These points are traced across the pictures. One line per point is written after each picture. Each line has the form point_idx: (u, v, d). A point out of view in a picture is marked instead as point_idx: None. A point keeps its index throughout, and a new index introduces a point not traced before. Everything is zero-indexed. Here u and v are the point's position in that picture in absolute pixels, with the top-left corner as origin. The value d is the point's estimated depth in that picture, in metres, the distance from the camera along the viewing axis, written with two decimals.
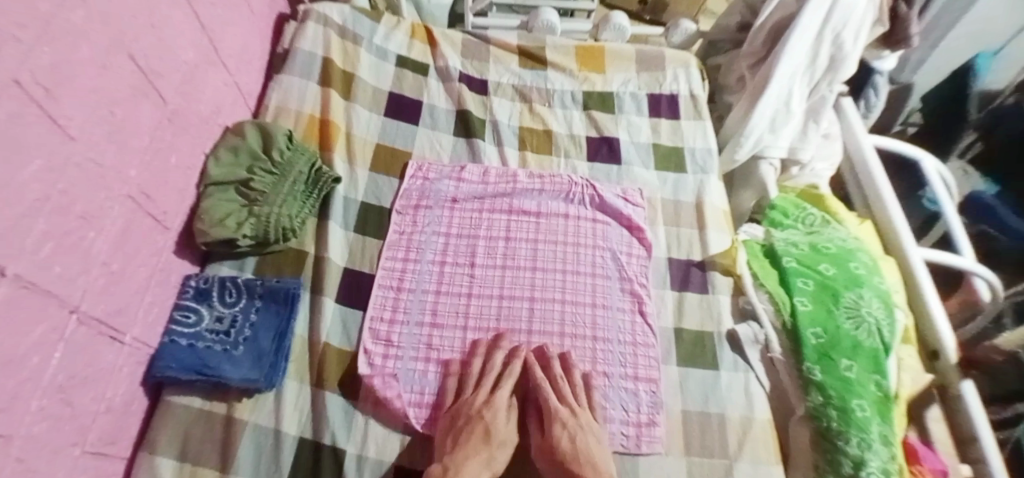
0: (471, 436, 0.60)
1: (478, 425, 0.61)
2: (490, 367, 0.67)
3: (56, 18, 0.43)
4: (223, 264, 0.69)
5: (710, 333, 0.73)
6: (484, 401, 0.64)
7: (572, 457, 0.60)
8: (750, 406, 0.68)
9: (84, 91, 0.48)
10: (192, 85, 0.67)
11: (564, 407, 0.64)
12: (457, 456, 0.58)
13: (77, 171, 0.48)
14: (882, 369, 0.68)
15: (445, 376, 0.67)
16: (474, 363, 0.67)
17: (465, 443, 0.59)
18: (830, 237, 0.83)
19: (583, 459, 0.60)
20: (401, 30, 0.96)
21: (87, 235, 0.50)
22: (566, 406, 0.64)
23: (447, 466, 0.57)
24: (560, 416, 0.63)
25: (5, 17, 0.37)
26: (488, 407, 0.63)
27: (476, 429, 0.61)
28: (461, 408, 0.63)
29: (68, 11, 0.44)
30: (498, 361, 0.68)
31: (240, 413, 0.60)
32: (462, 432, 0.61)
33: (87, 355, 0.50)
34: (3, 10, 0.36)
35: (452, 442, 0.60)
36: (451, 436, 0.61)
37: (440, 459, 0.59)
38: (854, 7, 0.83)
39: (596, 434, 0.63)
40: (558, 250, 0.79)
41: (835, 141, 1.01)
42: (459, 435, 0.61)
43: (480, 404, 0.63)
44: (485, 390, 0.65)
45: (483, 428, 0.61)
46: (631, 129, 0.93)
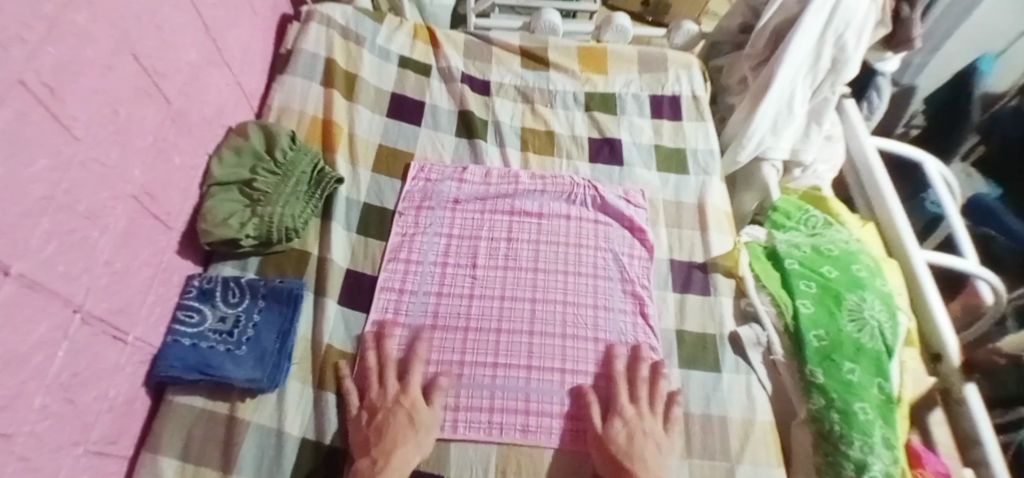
0: (393, 426, 0.59)
1: (399, 415, 0.61)
2: (383, 360, 0.66)
3: (62, 19, 0.43)
4: (226, 264, 0.69)
5: (712, 335, 0.73)
6: (397, 391, 0.63)
7: (627, 457, 0.59)
8: (751, 407, 0.68)
9: (89, 92, 0.48)
10: (196, 85, 0.67)
11: (632, 408, 0.64)
12: (385, 446, 0.57)
13: (81, 170, 0.48)
14: (884, 372, 0.69)
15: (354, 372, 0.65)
16: (370, 356, 0.66)
17: (388, 432, 0.59)
18: (832, 239, 0.83)
19: (636, 458, 0.59)
20: (404, 31, 0.96)
21: (91, 235, 0.50)
22: (634, 407, 0.64)
23: (375, 458, 0.57)
24: (622, 413, 0.63)
25: (11, 18, 0.37)
26: (404, 395, 0.63)
27: (394, 418, 0.60)
28: (373, 403, 0.62)
29: (74, 12, 0.44)
30: (395, 352, 0.67)
31: (242, 414, 0.60)
32: (384, 422, 0.60)
33: (89, 354, 0.50)
34: (10, 10, 0.36)
35: (376, 435, 0.59)
36: (370, 428, 0.60)
37: (368, 452, 0.57)
38: (855, 9, 0.83)
39: (655, 437, 0.62)
40: (560, 251, 0.79)
41: (837, 142, 1.02)
42: (382, 426, 0.60)
43: (396, 393, 0.63)
44: (390, 382, 0.64)
45: (405, 414, 0.61)
46: (632, 130, 0.93)
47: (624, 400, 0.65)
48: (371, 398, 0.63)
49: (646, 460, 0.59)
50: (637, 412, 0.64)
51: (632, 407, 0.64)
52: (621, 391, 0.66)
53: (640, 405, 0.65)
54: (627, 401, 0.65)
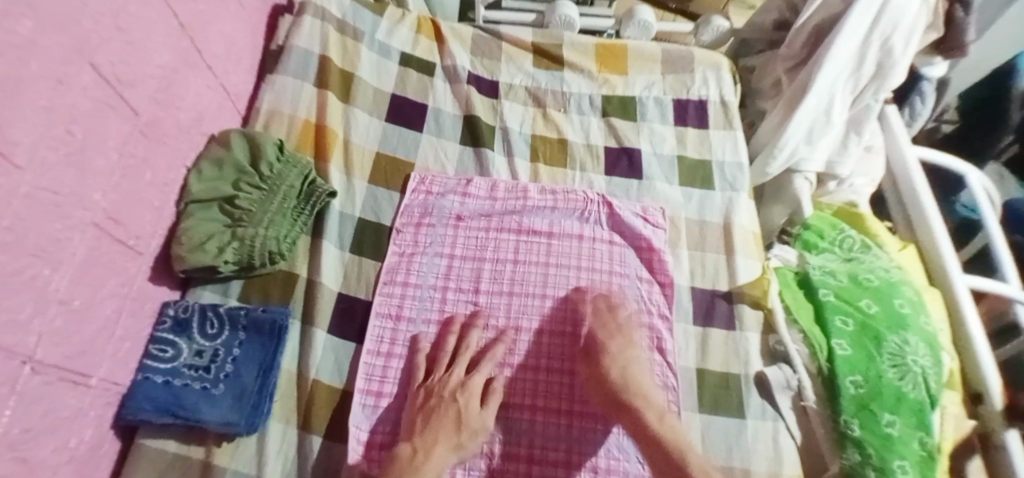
0: (440, 422, 0.58)
1: (449, 410, 0.59)
2: (464, 347, 0.65)
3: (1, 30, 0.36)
4: (205, 289, 0.64)
5: (736, 375, 0.67)
6: (458, 383, 0.62)
7: (623, 387, 0.61)
8: (777, 459, 0.62)
9: (36, 111, 0.41)
10: (170, 92, 0.60)
11: (612, 339, 0.65)
12: (427, 437, 0.57)
13: (27, 202, 0.41)
14: (927, 425, 0.61)
15: (423, 352, 0.64)
16: (449, 341, 0.65)
17: (434, 423, 0.58)
18: (871, 267, 0.75)
19: (634, 389, 0.61)
20: (406, 25, 0.88)
21: (42, 273, 0.44)
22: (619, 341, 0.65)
23: (416, 448, 0.56)
24: (609, 351, 0.63)
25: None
26: (463, 391, 0.61)
27: (450, 409, 0.59)
28: (433, 390, 0.61)
29: (16, 20, 0.38)
30: (474, 340, 0.65)
31: (219, 460, 0.55)
32: (433, 413, 0.59)
33: (43, 406, 0.45)
34: None
35: (423, 422, 0.59)
36: (425, 414, 0.59)
37: (410, 439, 0.57)
38: (907, 9, 0.74)
39: (642, 370, 0.64)
40: (571, 276, 0.72)
41: (876, 155, 0.92)
42: (434, 412, 0.59)
43: (456, 387, 0.61)
44: (459, 373, 0.63)
45: (455, 411, 0.59)
46: (653, 139, 0.85)
47: (601, 334, 0.65)
48: (433, 384, 0.62)
49: (640, 388, 0.62)
50: (620, 346, 0.64)
51: (614, 341, 0.64)
52: (600, 327, 0.65)
53: (617, 337, 0.65)
54: (606, 336, 0.65)
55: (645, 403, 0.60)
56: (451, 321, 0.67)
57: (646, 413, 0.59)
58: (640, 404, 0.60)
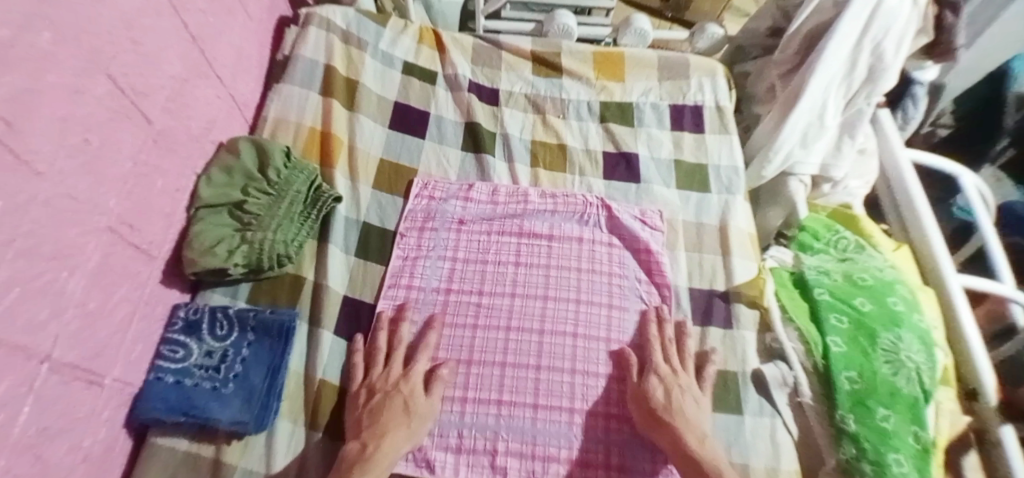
0: (390, 412, 0.58)
1: (394, 399, 0.59)
2: (395, 343, 0.65)
3: (20, 42, 0.38)
4: (215, 292, 0.65)
5: (734, 373, 0.68)
6: (399, 376, 0.62)
7: (666, 409, 0.60)
8: (776, 456, 0.63)
9: (53, 119, 0.43)
10: (180, 101, 0.62)
11: (665, 364, 0.65)
12: (375, 431, 0.57)
13: (46, 207, 0.43)
14: (921, 419, 0.63)
15: (360, 352, 0.64)
16: (381, 338, 0.65)
17: (383, 416, 0.58)
18: (865, 267, 0.77)
19: (675, 410, 0.60)
20: (408, 35, 0.90)
21: (60, 276, 0.46)
22: (668, 366, 0.65)
23: (366, 442, 0.56)
24: (657, 370, 0.64)
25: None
26: (405, 381, 0.61)
27: (396, 401, 0.59)
28: (373, 386, 0.61)
29: (35, 34, 0.40)
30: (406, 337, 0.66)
31: (229, 458, 0.56)
32: (380, 409, 0.59)
33: (61, 405, 0.47)
34: None
35: (370, 418, 0.58)
36: (370, 411, 0.59)
37: (358, 436, 0.57)
38: (898, 14, 0.76)
39: (691, 392, 0.63)
40: (572, 278, 0.73)
41: (871, 157, 0.94)
42: (379, 408, 0.59)
43: (396, 379, 0.62)
44: (396, 367, 0.63)
45: (402, 400, 0.59)
46: (650, 144, 0.87)
47: (658, 359, 0.65)
48: (372, 381, 0.62)
49: (684, 411, 0.60)
50: (670, 371, 0.64)
51: (666, 365, 0.65)
52: (655, 350, 0.66)
53: (673, 364, 0.66)
54: (661, 361, 0.65)
55: (683, 421, 0.60)
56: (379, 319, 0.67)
57: (683, 431, 0.59)
58: (677, 423, 0.59)
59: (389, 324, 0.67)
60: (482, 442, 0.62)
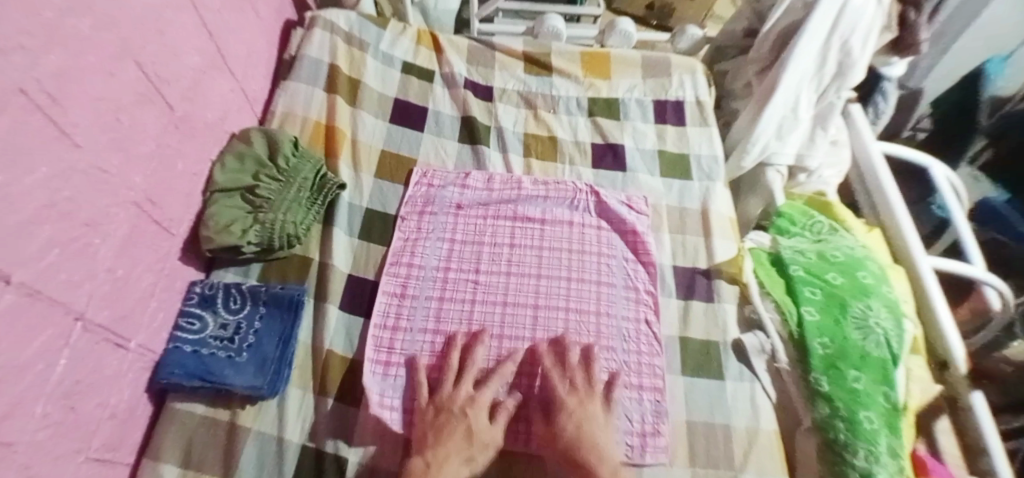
0: (451, 435, 0.58)
1: (458, 425, 0.59)
2: (468, 363, 0.66)
3: (63, 26, 0.43)
4: (228, 271, 0.70)
5: (716, 342, 0.73)
6: (467, 398, 0.62)
7: (577, 445, 0.59)
8: (756, 417, 0.67)
9: (90, 98, 0.48)
10: (197, 91, 0.67)
11: (570, 389, 0.64)
12: (439, 450, 0.56)
13: (83, 177, 0.48)
14: (890, 380, 0.68)
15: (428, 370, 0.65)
16: (452, 358, 0.66)
17: (447, 438, 0.57)
18: (837, 245, 0.82)
19: (589, 446, 0.59)
20: (407, 37, 0.96)
21: (93, 242, 0.50)
22: (575, 396, 0.63)
23: (429, 461, 0.55)
24: (566, 403, 0.63)
25: (6, 30, 0.37)
26: (472, 407, 0.61)
27: (459, 425, 0.59)
28: (442, 404, 0.61)
29: (74, 20, 0.45)
30: (477, 360, 0.66)
31: (244, 421, 0.60)
32: (443, 429, 0.58)
33: (92, 362, 0.51)
34: (6, 20, 0.37)
35: (433, 436, 0.58)
36: (435, 428, 0.59)
37: (421, 453, 0.57)
38: (862, 13, 0.82)
39: (598, 420, 0.62)
40: (562, 257, 0.78)
41: (842, 148, 1.00)
42: (444, 427, 0.59)
43: (466, 401, 0.62)
44: (467, 388, 0.63)
45: (465, 427, 0.59)
46: (636, 135, 0.93)
47: (558, 382, 0.65)
48: (442, 399, 0.62)
49: (597, 443, 0.59)
50: (580, 398, 0.63)
51: (573, 397, 0.63)
52: (559, 380, 0.65)
53: (581, 395, 0.64)
54: (567, 387, 0.64)
55: (598, 458, 0.58)
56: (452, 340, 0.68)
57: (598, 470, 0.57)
58: (594, 460, 0.58)
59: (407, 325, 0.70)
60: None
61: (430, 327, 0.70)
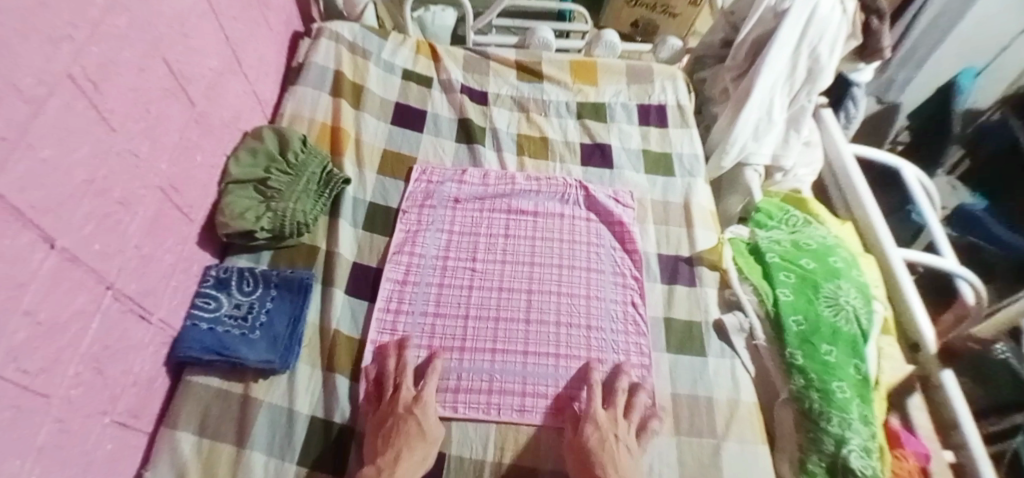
0: (402, 435, 0.60)
1: (408, 423, 0.61)
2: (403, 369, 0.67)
3: (104, 22, 0.49)
4: (241, 256, 0.75)
5: (698, 322, 0.78)
6: (411, 400, 0.64)
7: (596, 453, 0.60)
8: (736, 389, 0.72)
9: (125, 88, 0.53)
10: (216, 90, 0.72)
11: (604, 411, 0.65)
12: (390, 455, 0.58)
13: (118, 159, 0.53)
14: (861, 354, 0.73)
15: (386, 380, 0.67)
16: (389, 366, 0.67)
17: (397, 440, 0.59)
18: (810, 235, 0.88)
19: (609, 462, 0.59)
20: (407, 47, 1.03)
21: (124, 219, 0.55)
22: (606, 412, 0.65)
23: (380, 467, 0.57)
24: (594, 418, 0.64)
25: (55, 21, 0.42)
26: (418, 407, 0.63)
27: (406, 425, 0.61)
28: (386, 411, 0.63)
29: (114, 18, 0.50)
30: (410, 361, 0.69)
31: (256, 393, 0.64)
32: (395, 432, 0.60)
33: (120, 330, 0.55)
34: (57, 12, 0.42)
35: (383, 444, 0.59)
36: (382, 439, 0.60)
37: (374, 461, 0.58)
38: (828, 23, 0.90)
39: (626, 441, 0.63)
40: (556, 247, 0.83)
41: (815, 148, 1.07)
42: (391, 433, 0.60)
43: (409, 401, 0.64)
44: (407, 392, 0.65)
45: (415, 423, 0.61)
46: (622, 136, 0.99)
47: (596, 405, 0.66)
48: (385, 405, 0.64)
49: (616, 463, 0.60)
50: (615, 419, 0.65)
51: (604, 411, 0.65)
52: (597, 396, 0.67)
53: (619, 423, 0.64)
54: (603, 412, 0.65)
55: (617, 474, 0.59)
56: (383, 350, 0.70)
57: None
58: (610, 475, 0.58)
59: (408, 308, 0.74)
60: (482, 381, 0.69)
61: (429, 310, 0.75)
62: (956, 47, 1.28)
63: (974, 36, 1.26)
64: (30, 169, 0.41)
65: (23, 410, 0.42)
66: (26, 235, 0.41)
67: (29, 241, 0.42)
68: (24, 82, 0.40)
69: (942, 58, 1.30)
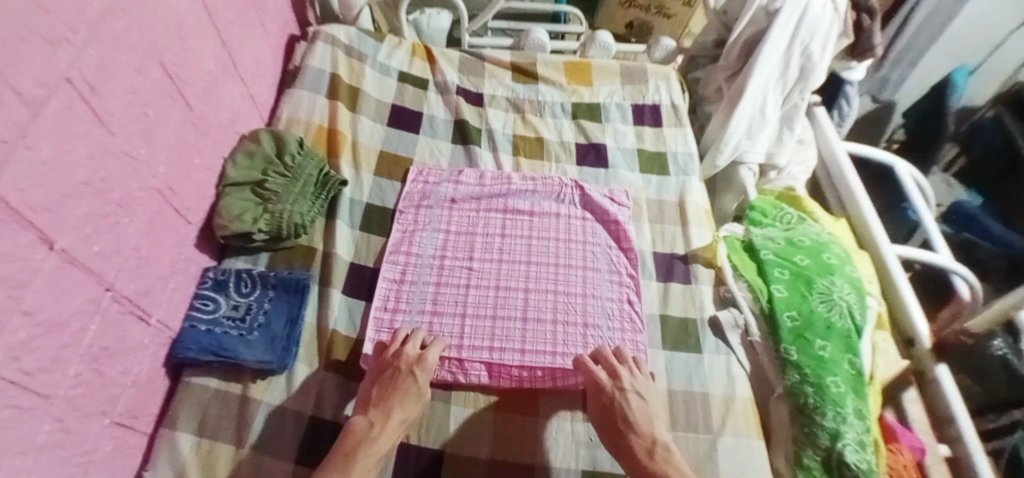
0: (398, 392, 0.63)
1: (404, 380, 0.64)
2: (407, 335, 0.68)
3: (102, 26, 0.49)
4: (239, 258, 0.75)
5: (694, 319, 0.78)
6: (416, 358, 0.66)
7: (618, 409, 0.64)
8: (731, 385, 0.72)
9: (124, 91, 0.54)
10: (213, 93, 0.73)
11: (605, 372, 0.67)
12: (383, 409, 0.62)
13: (116, 161, 0.53)
14: (854, 348, 0.74)
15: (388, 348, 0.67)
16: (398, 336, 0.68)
17: (394, 395, 0.63)
18: (804, 232, 0.89)
19: (633, 421, 0.63)
20: (402, 49, 1.04)
21: (122, 221, 0.55)
22: (613, 382, 0.66)
23: (372, 420, 0.61)
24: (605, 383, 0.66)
25: (53, 24, 0.43)
26: (420, 366, 0.65)
27: (402, 382, 0.64)
28: (387, 361, 0.66)
29: (112, 20, 0.51)
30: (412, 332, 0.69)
31: (255, 393, 0.65)
32: (393, 389, 0.63)
33: (119, 330, 0.55)
34: (54, 15, 0.43)
35: (382, 393, 0.63)
36: (381, 385, 0.64)
37: (366, 412, 0.62)
38: (820, 22, 0.91)
39: (637, 387, 0.66)
40: (551, 245, 0.84)
41: (809, 146, 1.08)
42: (390, 383, 0.64)
43: (412, 360, 0.65)
44: (412, 352, 0.66)
45: (413, 382, 0.64)
46: (617, 136, 1.00)
47: (602, 373, 0.67)
48: (387, 355, 0.66)
49: (635, 416, 0.64)
50: (630, 375, 0.67)
51: (609, 378, 0.66)
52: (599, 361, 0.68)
53: (621, 378, 0.66)
54: (606, 376, 0.66)
55: (634, 433, 0.63)
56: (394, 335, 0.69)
57: (634, 445, 0.62)
58: (630, 435, 0.63)
59: (405, 309, 0.75)
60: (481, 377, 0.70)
61: (427, 308, 0.75)
62: (948, 46, 1.30)
63: (969, 33, 1.28)
64: (29, 170, 0.42)
65: (24, 408, 0.43)
66: (26, 235, 0.42)
67: (29, 241, 0.42)
68: (24, 85, 0.40)
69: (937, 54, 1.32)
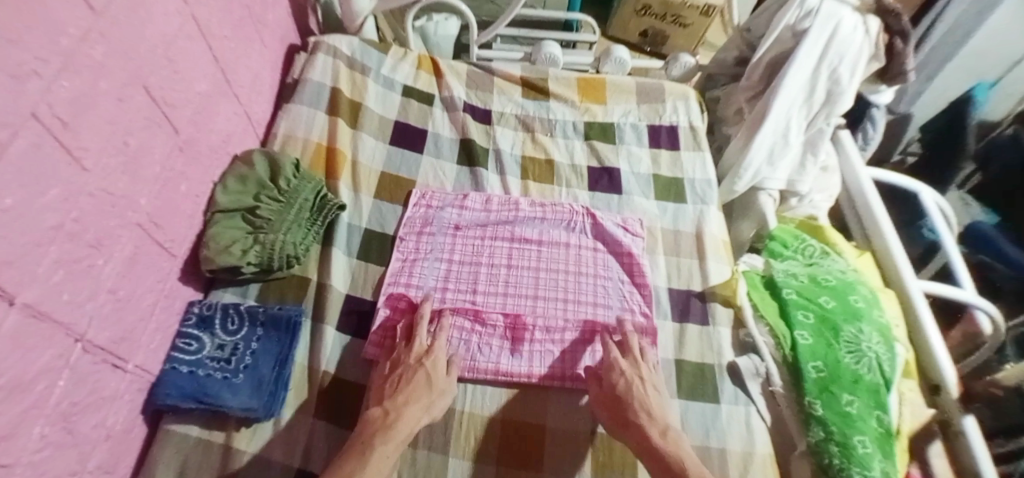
0: (412, 382, 0.62)
1: (417, 372, 0.63)
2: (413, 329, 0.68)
3: (78, 54, 0.45)
4: (227, 290, 0.71)
5: (711, 365, 0.73)
6: (423, 352, 0.66)
7: (630, 395, 0.64)
8: (751, 440, 0.68)
9: (103, 123, 0.49)
10: (204, 114, 0.68)
11: (625, 359, 0.68)
12: (397, 399, 0.60)
13: (90, 200, 0.48)
14: (883, 404, 0.69)
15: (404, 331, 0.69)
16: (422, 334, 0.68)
17: (407, 386, 0.62)
18: (829, 269, 0.83)
19: (644, 405, 0.63)
20: (408, 62, 0.98)
21: (97, 263, 0.50)
22: (632, 365, 0.67)
23: (388, 409, 0.60)
24: (620, 364, 0.67)
25: (20, 57, 0.38)
26: (428, 357, 0.65)
27: (415, 374, 0.63)
28: (396, 358, 0.65)
29: (91, 47, 0.46)
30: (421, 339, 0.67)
31: (238, 443, 0.60)
32: (405, 381, 0.62)
33: (92, 381, 0.51)
34: (21, 46, 0.38)
35: (394, 386, 0.62)
36: (392, 380, 0.63)
37: (381, 403, 0.61)
38: (850, 43, 0.84)
39: (653, 382, 0.66)
40: (560, 279, 0.79)
41: (833, 174, 1.02)
42: (404, 377, 0.63)
43: (421, 352, 0.66)
44: (419, 343, 0.67)
45: (425, 374, 0.63)
46: (631, 159, 0.95)
47: (616, 355, 0.68)
48: (395, 353, 0.66)
49: (649, 407, 0.63)
50: (641, 360, 0.68)
51: (626, 359, 0.68)
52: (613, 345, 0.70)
53: (641, 367, 0.67)
54: (624, 361, 0.67)
55: (648, 418, 0.62)
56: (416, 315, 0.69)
57: (647, 427, 0.61)
58: (643, 419, 0.62)
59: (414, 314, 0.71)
60: (493, 337, 0.72)
61: None
62: (963, 62, 1.24)
63: (991, 50, 1.22)
64: None
65: None
66: None
67: None
68: None
69: (955, 69, 1.27)
